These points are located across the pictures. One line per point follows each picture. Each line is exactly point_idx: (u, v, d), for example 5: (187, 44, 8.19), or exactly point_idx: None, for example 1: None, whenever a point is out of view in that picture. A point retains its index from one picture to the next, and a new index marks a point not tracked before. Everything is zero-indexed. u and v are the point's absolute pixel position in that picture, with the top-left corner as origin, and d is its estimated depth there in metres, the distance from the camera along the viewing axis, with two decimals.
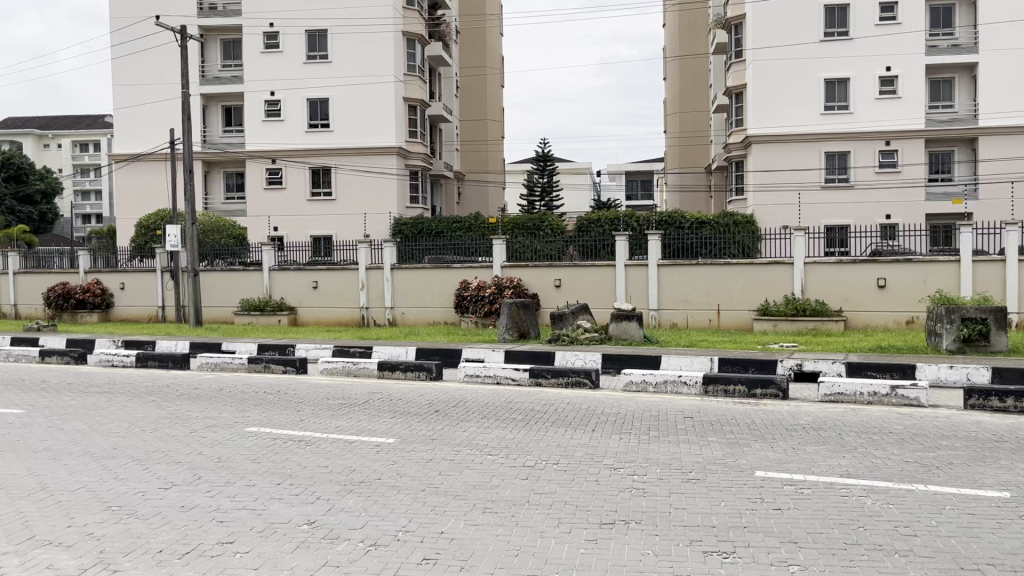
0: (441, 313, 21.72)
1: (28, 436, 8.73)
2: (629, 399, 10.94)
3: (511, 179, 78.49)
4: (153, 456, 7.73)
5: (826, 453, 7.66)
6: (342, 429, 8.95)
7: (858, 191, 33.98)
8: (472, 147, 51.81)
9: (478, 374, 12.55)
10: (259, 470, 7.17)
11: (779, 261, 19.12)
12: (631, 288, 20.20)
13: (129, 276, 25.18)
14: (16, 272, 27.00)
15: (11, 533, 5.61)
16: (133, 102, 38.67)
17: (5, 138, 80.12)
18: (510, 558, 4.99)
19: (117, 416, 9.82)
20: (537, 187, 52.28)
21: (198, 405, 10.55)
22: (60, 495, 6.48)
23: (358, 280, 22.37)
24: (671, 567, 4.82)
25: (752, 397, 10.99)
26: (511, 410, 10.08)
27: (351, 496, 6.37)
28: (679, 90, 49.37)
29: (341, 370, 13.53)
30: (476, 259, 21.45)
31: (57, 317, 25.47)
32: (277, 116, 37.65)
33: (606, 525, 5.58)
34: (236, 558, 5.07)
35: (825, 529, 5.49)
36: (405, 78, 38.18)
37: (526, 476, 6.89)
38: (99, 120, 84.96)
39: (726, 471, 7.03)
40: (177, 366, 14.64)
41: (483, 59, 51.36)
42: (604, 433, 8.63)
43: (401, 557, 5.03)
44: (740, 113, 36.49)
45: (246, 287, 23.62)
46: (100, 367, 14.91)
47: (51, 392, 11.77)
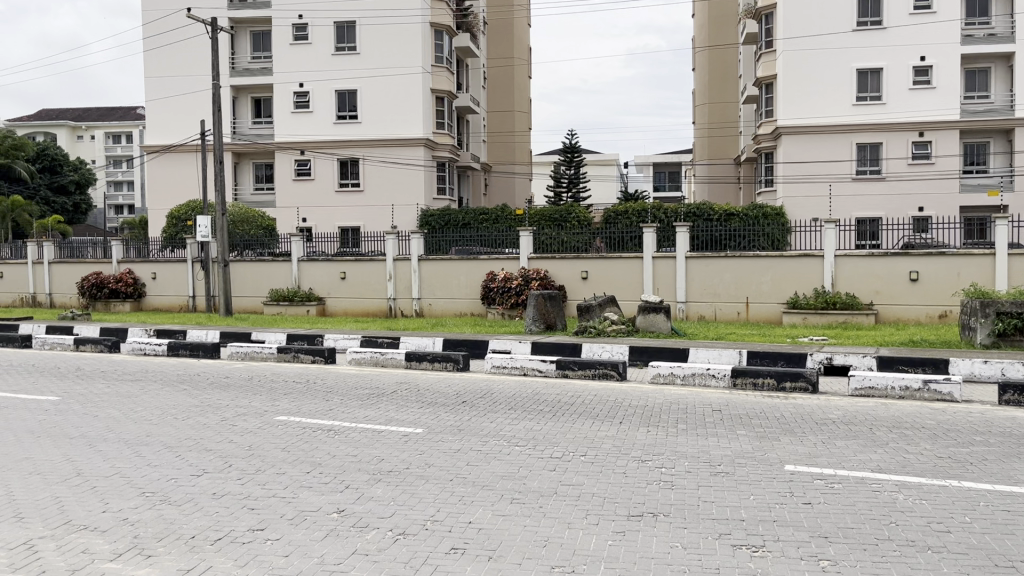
0: (467, 304, 21.80)
1: (64, 422, 8.89)
2: (657, 392, 10.88)
3: (538, 170, 78.35)
4: (186, 443, 7.84)
5: (858, 447, 7.57)
6: (370, 418, 9.01)
7: (889, 183, 33.54)
8: (499, 138, 51.77)
9: (505, 366, 12.61)
10: (289, 459, 7.23)
11: (810, 254, 18.91)
12: (659, 280, 20.11)
13: (161, 266, 25.50)
14: (50, 263, 27.43)
15: (47, 517, 5.71)
16: (164, 93, 39.05)
17: (39, 130, 81.44)
18: (537, 548, 5.00)
19: (150, 403, 9.98)
20: (564, 179, 52.08)
21: (229, 393, 10.67)
22: (95, 481, 6.58)
23: (386, 271, 22.48)
24: (700, 560, 4.80)
25: (781, 390, 10.92)
26: (538, 401, 10.07)
27: (380, 485, 6.41)
28: (709, 81, 48.89)
29: (369, 361, 13.58)
30: (503, 250, 21.31)
31: (91, 306, 25.89)
32: (305, 107, 37.87)
33: (634, 517, 5.56)
34: (267, 545, 5.12)
35: (856, 525, 5.44)
36: (432, 69, 38.14)
37: (554, 467, 6.90)
38: (131, 112, 86.08)
39: (756, 464, 6.97)
40: (208, 355, 14.79)
41: (510, 51, 51.25)
42: (632, 425, 8.60)
43: (430, 546, 5.06)
44: (770, 104, 36.14)
45: (275, 278, 23.82)
46: (133, 356, 15.14)
47: (86, 380, 11.98)
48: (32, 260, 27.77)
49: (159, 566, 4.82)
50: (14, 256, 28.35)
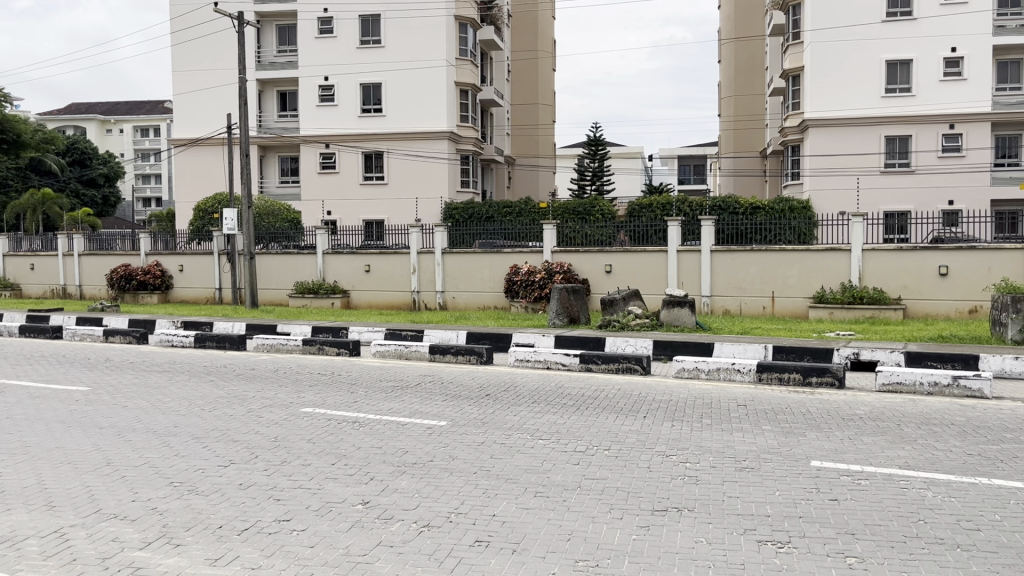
0: (490, 297, 21.81)
1: (94, 412, 9.01)
2: (681, 386, 10.83)
3: (563, 162, 78.21)
4: (213, 434, 7.91)
5: (884, 444, 7.51)
6: (394, 411, 9.05)
7: (919, 175, 33.02)
8: (523, 132, 51.72)
9: (528, 359, 12.59)
10: (314, 450, 7.29)
11: (837, 248, 18.73)
12: (683, 273, 20.00)
13: (188, 258, 25.76)
14: (80, 254, 27.78)
15: (78, 505, 5.80)
16: (192, 87, 39.40)
17: (69, 123, 82.68)
18: (561, 542, 5.00)
19: (178, 394, 10.09)
20: (588, 172, 51.89)
21: (255, 385, 10.79)
22: (124, 470, 6.67)
23: (410, 263, 22.54)
24: (725, 556, 4.78)
25: (807, 385, 10.83)
26: (562, 395, 10.06)
27: (404, 477, 6.44)
28: (734, 73, 48.53)
29: (393, 353, 13.63)
30: (526, 244, 21.47)
31: (120, 298, 26.25)
32: (331, 101, 38.06)
33: (658, 512, 5.54)
34: (293, 536, 5.17)
35: (884, 521, 5.38)
36: (457, 62, 38.17)
37: (577, 461, 6.89)
38: (159, 106, 86.93)
39: (781, 460, 6.92)
40: (234, 347, 14.93)
41: (535, 43, 51.12)
42: (656, 420, 8.58)
43: (453, 538, 5.08)
44: (797, 97, 35.79)
45: (300, 271, 24.00)
46: (161, 347, 15.30)
47: (116, 370, 12.13)
48: (63, 252, 28.18)
49: (188, 555, 4.88)
50: (44, 248, 28.80)
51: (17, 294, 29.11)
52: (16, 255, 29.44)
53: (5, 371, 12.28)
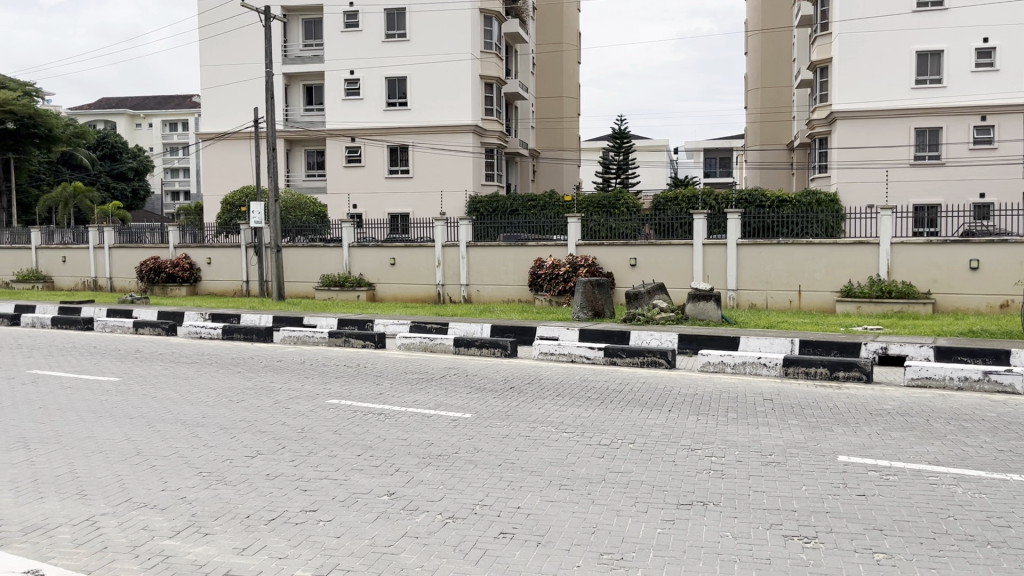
0: (515, 291, 21.82)
1: (124, 403, 9.15)
2: (707, 380, 10.79)
3: (588, 156, 77.99)
4: (240, 425, 7.99)
5: (913, 439, 7.42)
6: (419, 402, 9.09)
7: (948, 169, 32.57)
8: (548, 125, 51.65)
9: (552, 352, 12.59)
10: (340, 441, 7.34)
11: (866, 242, 18.50)
12: (709, 267, 19.89)
13: (215, 251, 26.01)
14: (111, 247, 28.15)
15: (109, 494, 5.90)
16: (219, 81, 39.73)
17: (100, 117, 83.91)
18: (586, 535, 5.01)
19: (205, 385, 10.22)
20: (613, 165, 51.62)
21: (282, 376, 10.91)
22: (154, 460, 6.76)
23: (435, 257, 22.60)
24: (751, 550, 4.76)
25: (833, 379, 10.74)
26: (586, 388, 10.06)
27: (429, 468, 6.48)
28: (762, 65, 48.00)
29: (418, 345, 13.70)
30: (550, 237, 21.27)
31: (149, 290, 26.54)
32: (356, 95, 38.21)
33: (684, 506, 5.53)
34: (319, 526, 5.21)
35: (913, 518, 5.33)
36: (482, 55, 38.05)
37: (602, 454, 6.88)
38: (187, 100, 87.72)
39: (808, 455, 6.88)
40: (261, 339, 15.07)
41: (560, 36, 50.91)
42: (682, 413, 8.54)
43: (478, 530, 5.10)
44: (825, 89, 35.40)
45: (326, 263, 24.16)
46: (189, 339, 15.49)
47: (145, 361, 12.31)
48: (94, 245, 28.58)
49: (216, 544, 4.94)
50: (76, 241, 29.21)
51: (49, 286, 29.56)
52: (48, 248, 29.88)
53: (39, 361, 12.50)
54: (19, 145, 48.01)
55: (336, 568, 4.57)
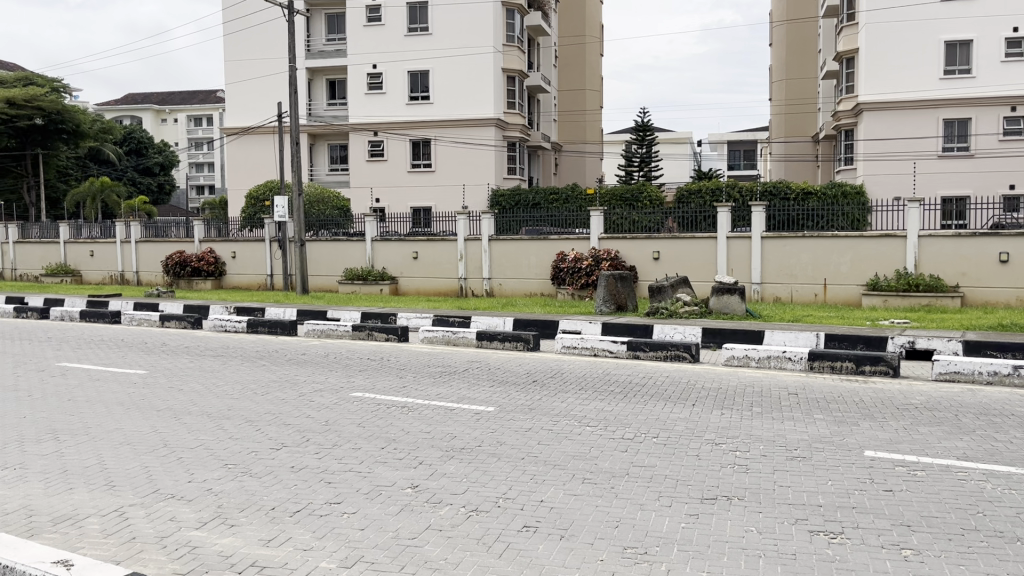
0: (537, 284, 21.80)
1: (152, 395, 9.26)
2: (731, 374, 10.72)
3: (610, 148, 77.82)
4: (265, 418, 8.05)
5: (942, 434, 7.33)
6: (442, 396, 9.11)
7: (978, 160, 32.23)
8: (570, 118, 51.52)
9: (575, 346, 12.56)
10: (364, 434, 7.38)
11: (892, 234, 18.28)
12: (733, 261, 19.75)
13: (240, 245, 26.22)
14: (138, 242, 28.45)
15: (137, 485, 5.97)
16: (244, 76, 39.99)
17: (126, 113, 84.88)
18: (610, 529, 4.99)
19: (231, 378, 10.33)
20: (636, 158, 51.39)
21: (306, 369, 10.98)
22: (180, 452, 6.84)
23: (457, 251, 22.61)
24: (776, 545, 4.73)
25: (860, 374, 10.64)
26: (609, 382, 10.05)
27: (453, 461, 6.49)
28: (787, 56, 47.50)
29: (441, 339, 13.71)
30: (572, 230, 21.35)
31: (175, 284, 26.79)
32: (379, 89, 38.32)
33: (707, 500, 5.50)
34: (344, 519, 5.24)
35: (941, 513, 5.27)
36: (504, 48, 37.97)
37: (626, 448, 6.86)
38: (212, 96, 88.41)
39: (834, 450, 6.81)
40: (286, 332, 15.16)
41: (582, 29, 50.69)
42: (705, 407, 8.48)
43: (502, 523, 5.10)
44: (851, 80, 35.01)
45: (350, 257, 24.26)
46: (214, 332, 15.62)
47: (171, 354, 12.45)
48: (120, 239, 28.91)
49: (242, 535, 4.98)
50: (103, 235, 29.56)
51: (77, 280, 29.95)
52: (76, 242, 30.25)
53: (68, 354, 12.68)
54: (48, 140, 48.69)
55: (360, 560, 4.59)
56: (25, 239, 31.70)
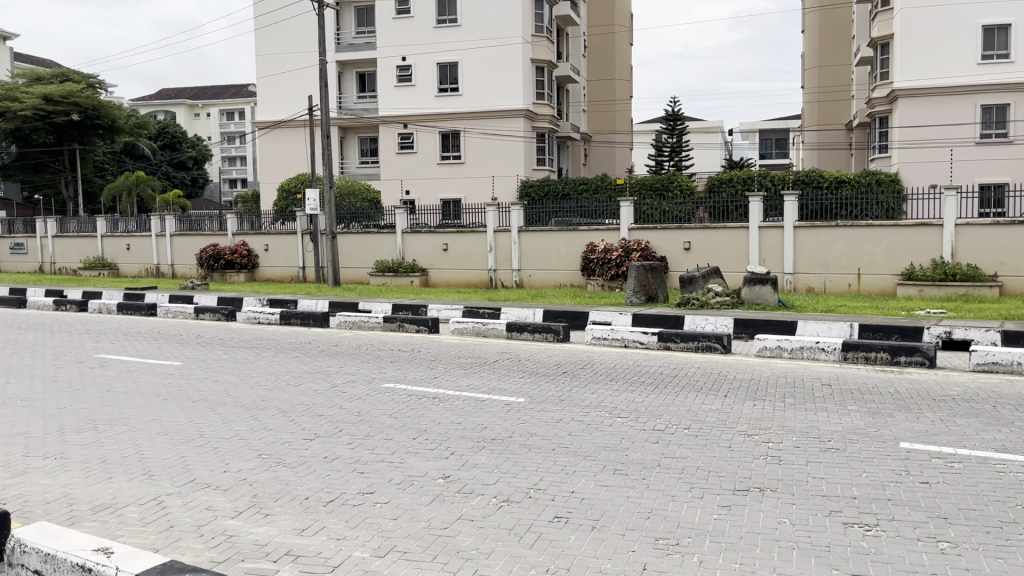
0: (567, 276, 21.77)
1: (188, 386, 9.43)
2: (763, 365, 10.64)
3: (641, 138, 77.37)
4: (298, 409, 8.15)
5: (979, 426, 7.21)
6: (473, 387, 9.16)
7: (1016, 147, 31.62)
8: (599, 108, 51.26)
9: (605, 337, 12.53)
10: (396, 425, 7.44)
11: (928, 223, 17.96)
12: (765, 250, 19.55)
13: (272, 238, 26.47)
14: (172, 235, 28.86)
15: (174, 475, 6.07)
16: (275, 70, 40.32)
17: (160, 108, 86.20)
18: (641, 520, 4.99)
19: (265, 369, 10.48)
20: (666, 147, 51.03)
21: (339, 360, 11.10)
22: (216, 442, 6.94)
23: (487, 243, 22.64)
24: (810, 537, 4.70)
25: (895, 365, 10.50)
26: (640, 372, 10.03)
27: (484, 452, 6.52)
28: (820, 43, 46.90)
29: (471, 330, 13.78)
30: (602, 221, 21.22)
31: (209, 277, 27.13)
32: (408, 81, 38.45)
33: (740, 492, 5.47)
34: (377, 509, 5.29)
35: (979, 506, 5.19)
36: (533, 38, 37.83)
37: (656, 439, 6.84)
38: (244, 90, 89.33)
39: (868, 441, 6.74)
40: (318, 324, 15.29)
41: (612, 18, 50.36)
42: (738, 399, 8.43)
43: (534, 514, 5.12)
44: (886, 66, 34.45)
45: (380, 249, 24.41)
46: (248, 324, 15.83)
47: (205, 346, 12.65)
48: (156, 233, 29.33)
49: (277, 524, 5.05)
50: (138, 229, 30.00)
51: (114, 273, 30.44)
52: (112, 236, 30.70)
53: (106, 345, 12.91)
54: (84, 136, 49.48)
55: (393, 550, 4.63)
56: (64, 233, 32.24)
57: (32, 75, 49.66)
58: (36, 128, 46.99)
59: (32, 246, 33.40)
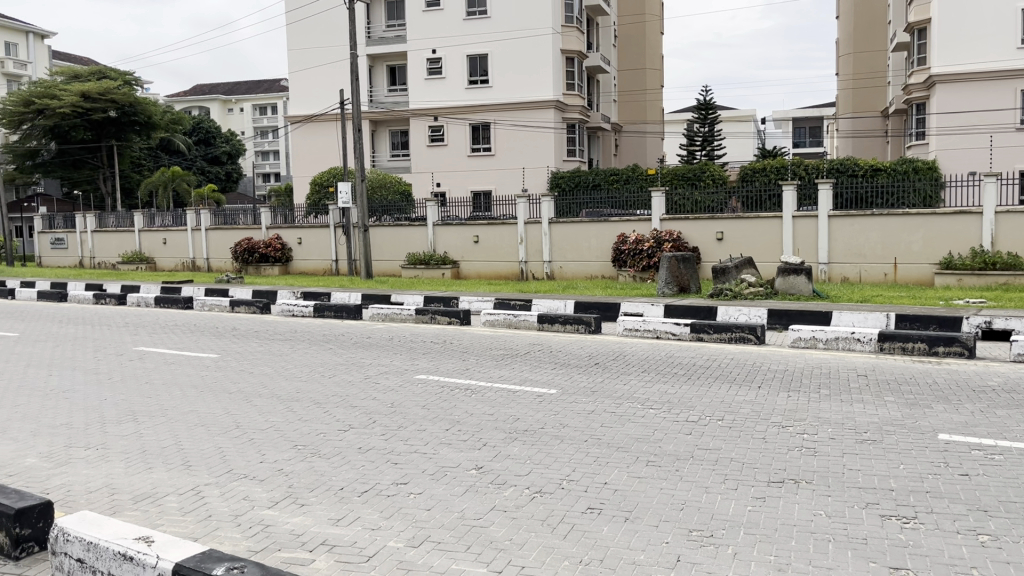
0: (599, 268, 21.74)
1: (224, 377, 9.57)
2: (798, 356, 10.53)
3: (672, 128, 76.83)
4: (332, 400, 8.23)
5: (1020, 417, 7.07)
6: (505, 378, 9.21)
7: None
8: (630, 98, 50.97)
9: (637, 329, 12.50)
10: (428, 416, 7.49)
11: (967, 211, 17.64)
12: (799, 240, 19.33)
13: (305, 231, 26.69)
14: (207, 229, 29.25)
15: (211, 465, 6.18)
16: (306, 64, 40.60)
17: (195, 104, 87.09)
18: (674, 512, 4.97)
19: (300, 361, 10.60)
20: (698, 136, 50.57)
21: (373, 352, 11.18)
22: (252, 433, 7.03)
23: (518, 235, 22.64)
24: (845, 530, 4.65)
25: (933, 355, 10.32)
26: (672, 364, 9.98)
27: (516, 443, 6.53)
28: (855, 29, 46.21)
29: (503, 322, 13.80)
30: (633, 212, 21.12)
31: (244, 270, 27.49)
32: (439, 74, 38.56)
33: (775, 484, 5.43)
34: (411, 499, 5.33)
35: (1019, 499, 5.10)
36: (563, 29, 37.66)
37: (690, 431, 6.81)
38: (277, 84, 89.99)
39: (906, 433, 6.65)
40: (351, 316, 15.38)
41: (642, 6, 49.97)
42: (772, 390, 8.36)
43: (566, 504, 5.13)
44: (923, 51, 33.80)
45: (412, 241, 24.52)
46: (283, 317, 16.02)
47: (241, 338, 12.83)
48: (191, 227, 29.73)
49: (312, 514, 5.11)
50: (174, 223, 30.44)
51: (151, 267, 30.94)
52: (149, 230, 31.19)
53: (145, 338, 13.12)
54: (121, 132, 50.28)
55: (427, 540, 4.67)
56: (103, 228, 32.80)
57: (69, 72, 50.46)
58: (75, 124, 47.76)
59: (72, 242, 34.02)
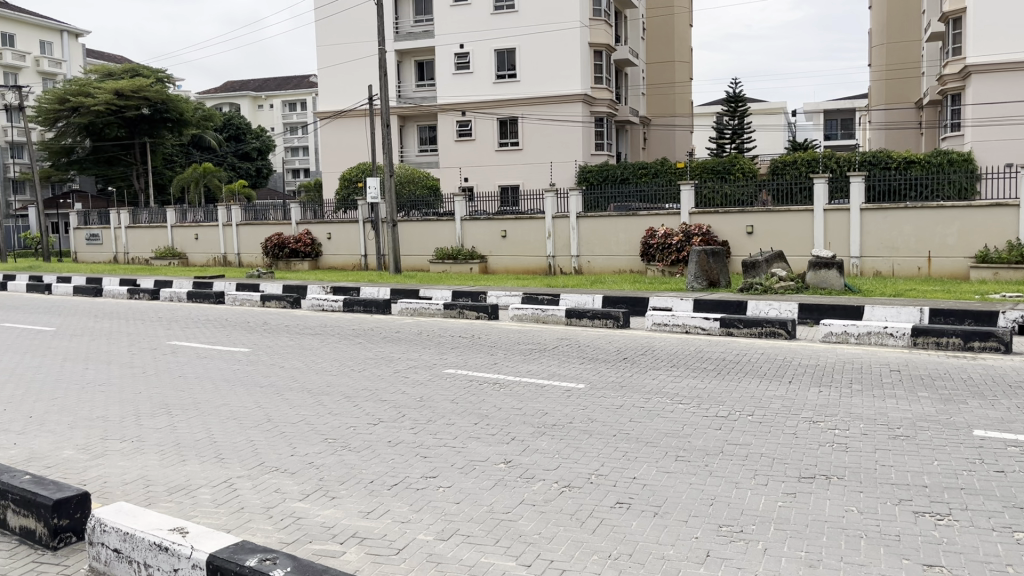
0: (626, 261, 21.66)
1: (254, 371, 9.68)
2: (830, 351, 10.43)
3: (701, 121, 76.28)
4: (362, 394, 8.29)
5: None
6: (533, 372, 9.22)
7: None
8: (658, 91, 50.66)
9: (666, 323, 12.40)
10: (458, 410, 7.51)
11: (1003, 204, 17.32)
12: (830, 233, 19.13)
13: (334, 226, 26.85)
14: (238, 225, 29.56)
15: (244, 458, 6.24)
16: (335, 60, 40.85)
17: (226, 101, 87.94)
18: (704, 507, 4.95)
19: (329, 355, 10.70)
20: (728, 129, 50.13)
21: (401, 346, 11.26)
22: (284, 427, 7.10)
23: (546, 229, 22.63)
24: (878, 526, 4.61)
25: (968, 350, 10.17)
26: (702, 359, 9.91)
27: (545, 437, 6.54)
28: (887, 19, 45.56)
29: (531, 317, 13.80)
30: (662, 205, 21.02)
31: (274, 265, 27.78)
32: (466, 68, 38.61)
33: (805, 479, 5.38)
34: (439, 492, 5.37)
35: None
36: (590, 22, 37.51)
37: (719, 426, 6.77)
38: (306, 81, 90.69)
39: (941, 429, 6.55)
40: (380, 311, 15.45)
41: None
42: (803, 385, 8.29)
43: (595, 499, 5.13)
44: (957, 41, 33.16)
45: (440, 235, 24.59)
46: (313, 311, 16.18)
47: (272, 332, 12.98)
48: (223, 223, 30.07)
49: (343, 507, 5.16)
50: (206, 219, 30.81)
51: (183, 262, 31.33)
52: (182, 226, 31.60)
53: (178, 333, 13.30)
54: (154, 129, 50.92)
55: (456, 533, 4.69)
56: (136, 224, 33.27)
57: (104, 70, 51.19)
58: (109, 121, 48.46)
59: (107, 237, 34.54)
